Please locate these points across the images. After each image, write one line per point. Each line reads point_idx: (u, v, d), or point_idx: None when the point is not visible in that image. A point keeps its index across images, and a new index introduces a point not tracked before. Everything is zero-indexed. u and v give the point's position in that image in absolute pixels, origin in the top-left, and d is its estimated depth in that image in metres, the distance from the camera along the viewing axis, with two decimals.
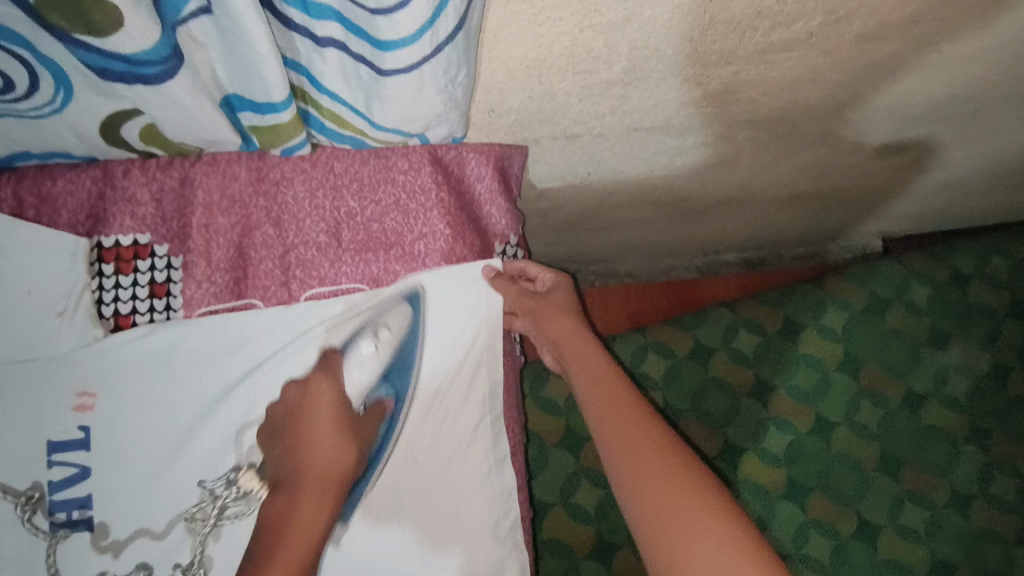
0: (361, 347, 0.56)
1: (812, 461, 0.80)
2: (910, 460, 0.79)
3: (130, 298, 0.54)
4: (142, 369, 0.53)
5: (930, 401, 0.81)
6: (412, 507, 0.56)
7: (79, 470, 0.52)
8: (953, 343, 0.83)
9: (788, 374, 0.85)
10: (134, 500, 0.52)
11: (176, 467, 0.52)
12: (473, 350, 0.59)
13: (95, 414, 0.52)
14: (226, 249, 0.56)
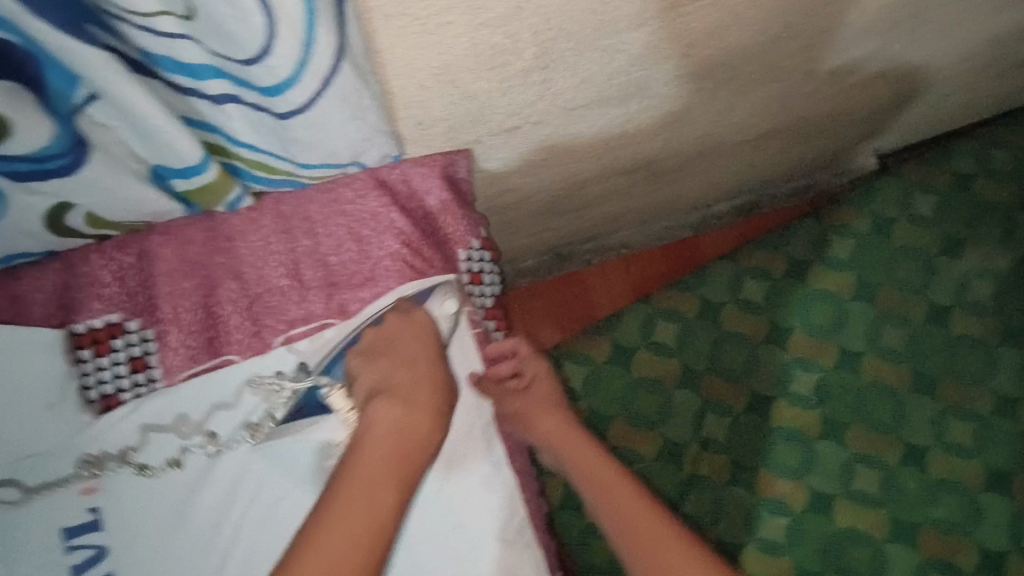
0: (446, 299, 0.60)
1: (842, 398, 0.88)
2: (943, 375, 0.86)
3: (113, 377, 0.56)
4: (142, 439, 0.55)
5: (956, 310, 0.88)
6: (422, 534, 0.57)
7: (97, 550, 0.53)
8: (967, 249, 0.91)
9: (803, 315, 0.94)
10: (194, 391, 0.56)
11: (185, 528, 0.54)
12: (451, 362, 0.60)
13: (101, 494, 0.54)
14: (195, 311, 0.57)
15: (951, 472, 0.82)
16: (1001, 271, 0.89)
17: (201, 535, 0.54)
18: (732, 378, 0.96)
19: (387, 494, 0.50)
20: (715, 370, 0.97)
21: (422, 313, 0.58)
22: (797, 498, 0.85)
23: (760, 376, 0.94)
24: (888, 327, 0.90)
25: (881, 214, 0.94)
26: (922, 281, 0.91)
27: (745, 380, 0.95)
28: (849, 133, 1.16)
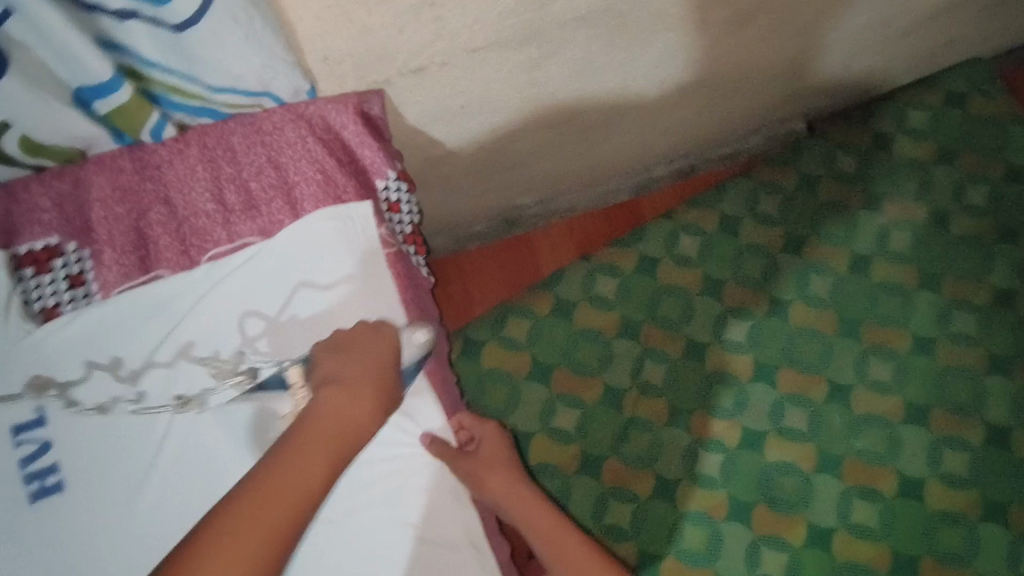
0: (415, 335, 0.63)
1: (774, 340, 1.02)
2: (866, 318, 1.02)
3: (53, 292, 0.62)
4: (94, 369, 0.61)
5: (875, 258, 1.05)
6: (361, 496, 0.66)
7: (41, 445, 0.60)
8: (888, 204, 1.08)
9: (738, 267, 1.08)
10: (135, 331, 0.62)
11: (123, 424, 0.61)
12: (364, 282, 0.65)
13: (44, 395, 0.60)
14: (127, 233, 0.63)
15: (872, 406, 0.97)
16: (919, 222, 1.07)
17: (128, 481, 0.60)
18: (670, 329, 1.05)
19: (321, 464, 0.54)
20: (655, 321, 1.06)
21: (391, 329, 0.62)
22: (733, 437, 0.97)
23: (696, 324, 1.05)
24: (814, 277, 1.05)
25: (806, 171, 1.13)
26: (845, 235, 1.08)
27: (684, 328, 1.05)
28: (769, 93, 1.24)
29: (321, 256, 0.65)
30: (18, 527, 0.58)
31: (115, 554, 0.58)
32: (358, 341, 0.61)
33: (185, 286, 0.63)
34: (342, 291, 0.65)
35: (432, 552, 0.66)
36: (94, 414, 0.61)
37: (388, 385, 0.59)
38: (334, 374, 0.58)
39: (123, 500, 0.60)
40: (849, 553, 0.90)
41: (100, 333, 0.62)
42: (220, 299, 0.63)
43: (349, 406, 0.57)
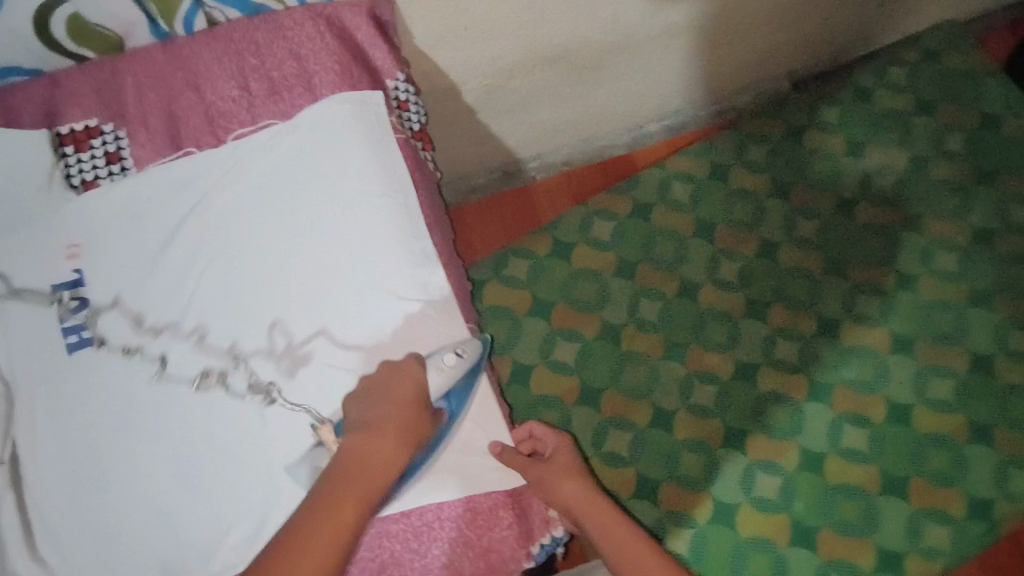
0: (445, 356, 0.63)
1: None
2: None
3: (92, 168, 0.67)
4: (116, 309, 0.65)
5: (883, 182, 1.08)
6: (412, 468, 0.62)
7: (80, 302, 0.65)
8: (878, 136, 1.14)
9: None
10: (158, 288, 0.66)
11: (151, 279, 0.66)
12: (385, 178, 0.69)
13: (83, 259, 0.66)
14: (160, 115, 0.69)
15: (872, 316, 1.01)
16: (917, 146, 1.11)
17: (148, 379, 0.63)
18: None
19: (351, 513, 0.57)
20: None
21: (413, 363, 0.62)
22: None
23: None
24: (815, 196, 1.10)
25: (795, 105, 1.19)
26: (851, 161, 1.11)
27: None
28: (753, 46, 1.32)
29: (336, 266, 0.66)
30: (60, 371, 0.64)
31: (123, 446, 0.62)
32: (387, 383, 0.61)
33: (204, 247, 0.67)
34: (338, 313, 0.66)
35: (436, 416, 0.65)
36: (104, 352, 0.64)
37: (414, 427, 0.61)
38: (364, 420, 0.60)
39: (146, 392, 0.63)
40: None
41: (133, 257, 0.66)
42: (241, 294, 0.66)
43: (375, 452, 0.59)
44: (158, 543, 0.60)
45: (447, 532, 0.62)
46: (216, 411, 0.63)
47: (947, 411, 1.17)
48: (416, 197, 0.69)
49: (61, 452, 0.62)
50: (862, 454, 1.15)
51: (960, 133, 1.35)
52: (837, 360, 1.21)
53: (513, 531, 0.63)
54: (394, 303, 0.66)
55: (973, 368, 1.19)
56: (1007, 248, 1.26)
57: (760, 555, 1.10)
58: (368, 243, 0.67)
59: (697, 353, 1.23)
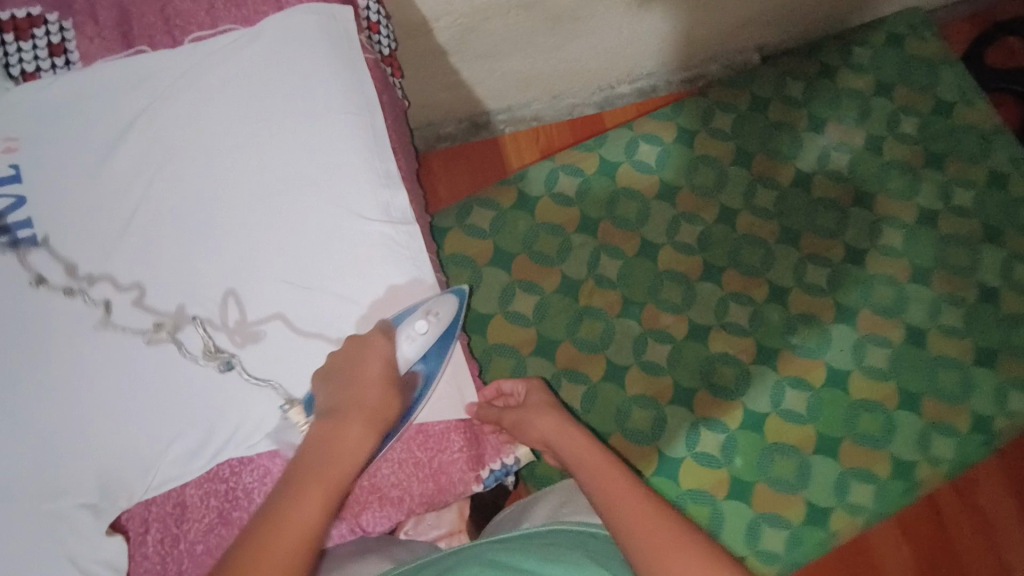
0: (415, 324, 0.60)
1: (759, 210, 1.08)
2: None
3: (33, 59, 0.63)
4: (56, 243, 0.61)
5: None
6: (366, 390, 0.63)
7: (16, 199, 0.61)
8: None
9: None
10: (102, 220, 0.62)
11: (94, 186, 0.62)
12: (351, 96, 0.66)
13: (20, 154, 0.61)
14: (110, 10, 0.64)
15: None
16: None
17: (93, 283, 0.61)
18: None
19: (314, 509, 0.51)
20: None
21: (381, 339, 0.59)
22: None
23: None
24: None
25: None
26: None
27: None
28: (730, 13, 1.32)
29: (295, 180, 0.64)
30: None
31: (53, 405, 0.58)
32: (354, 360, 0.58)
33: (155, 154, 0.63)
34: (296, 230, 0.63)
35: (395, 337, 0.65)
36: (41, 290, 0.60)
37: (384, 411, 0.57)
38: (330, 405, 0.57)
39: (87, 294, 0.60)
40: None
41: (78, 157, 0.62)
42: (188, 245, 0.62)
43: (344, 436, 0.55)
44: (91, 453, 0.57)
45: (399, 455, 0.62)
46: (168, 320, 0.61)
47: (881, 378, 1.23)
48: (383, 119, 0.68)
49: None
50: (801, 415, 1.20)
51: (915, 116, 1.40)
52: (785, 327, 1.25)
53: (463, 456, 0.64)
54: (354, 221, 0.64)
55: (908, 340, 1.25)
56: (948, 229, 1.32)
57: (698, 506, 1.16)
58: (332, 162, 0.65)
59: (654, 311, 1.25)
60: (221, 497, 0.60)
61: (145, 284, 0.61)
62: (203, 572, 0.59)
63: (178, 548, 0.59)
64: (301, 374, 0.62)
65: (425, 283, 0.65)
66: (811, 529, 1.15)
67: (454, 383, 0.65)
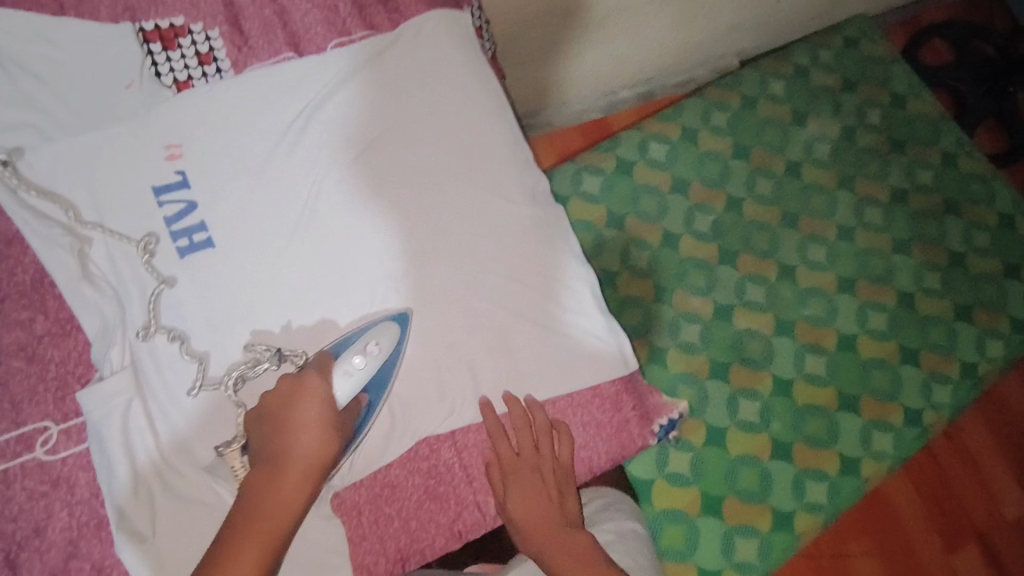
0: (351, 358, 0.59)
1: (789, 198, 1.03)
2: (857, 176, 1.06)
3: (184, 68, 0.65)
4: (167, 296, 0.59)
5: (858, 130, 1.09)
6: (512, 371, 0.65)
7: (187, 204, 0.61)
8: (858, 85, 1.12)
9: (696, 165, 1.04)
10: (251, 248, 0.61)
11: (260, 196, 0.63)
12: (486, 96, 0.71)
13: (184, 160, 0.62)
14: (254, 21, 0.67)
15: (872, 242, 1.02)
16: (884, 102, 1.11)
17: (282, 289, 0.61)
18: (648, 222, 1.00)
19: (253, 562, 0.49)
20: (636, 213, 1.01)
21: (316, 382, 0.56)
22: (706, 311, 0.96)
23: (670, 218, 1.01)
24: (816, 145, 1.07)
25: (801, 61, 1.13)
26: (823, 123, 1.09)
27: (661, 221, 1.01)
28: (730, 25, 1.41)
29: (456, 174, 0.67)
30: (143, 280, 0.60)
31: (215, 425, 0.58)
32: (285, 410, 0.54)
33: (316, 158, 0.65)
34: (455, 219, 0.66)
35: (546, 308, 0.67)
36: (149, 343, 0.59)
37: (327, 450, 0.54)
38: (265, 453, 0.54)
39: (278, 301, 0.61)
40: (806, 396, 0.94)
41: (248, 164, 0.63)
42: (343, 257, 0.63)
43: (279, 491, 0.52)
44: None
45: (583, 420, 0.68)
46: (359, 316, 0.63)
47: (886, 337, 0.98)
48: (512, 116, 0.73)
49: (166, 358, 0.58)
50: (826, 380, 0.95)
51: (880, 109, 1.10)
52: (794, 300, 0.98)
53: (635, 414, 0.70)
54: (508, 205, 0.68)
55: (1014, 329, 0.99)
56: (971, 219, 1.04)
57: (674, 527, 0.88)
58: (481, 157, 0.69)
59: (683, 298, 0.97)
60: (424, 473, 0.64)
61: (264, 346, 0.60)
62: (422, 543, 0.63)
63: (394, 525, 0.63)
64: (485, 355, 0.64)
65: (578, 258, 0.71)
66: (848, 484, 0.91)
67: (618, 345, 0.70)
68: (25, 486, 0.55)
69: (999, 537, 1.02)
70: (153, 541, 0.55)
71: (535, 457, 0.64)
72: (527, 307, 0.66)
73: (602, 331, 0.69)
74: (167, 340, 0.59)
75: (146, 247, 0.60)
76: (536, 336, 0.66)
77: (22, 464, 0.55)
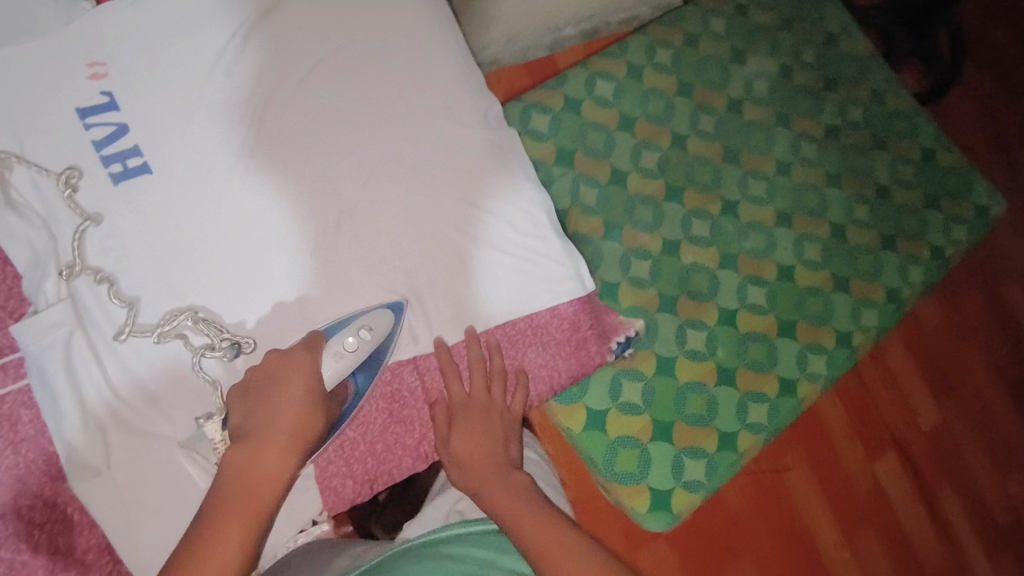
0: (344, 339, 0.57)
1: (732, 133, 1.04)
2: (794, 113, 1.07)
3: None
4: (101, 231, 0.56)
5: (795, 70, 1.09)
6: (473, 298, 0.65)
7: (117, 127, 0.57)
8: (795, 24, 1.11)
9: (644, 105, 1.02)
10: (189, 174, 0.58)
11: (197, 119, 0.59)
12: (434, 14, 0.69)
13: (110, 79, 0.58)
14: None
15: (803, 177, 1.05)
16: (817, 42, 1.11)
17: (226, 219, 0.58)
18: (596, 158, 1.00)
19: (232, 539, 0.46)
20: (583, 150, 1.00)
21: (303, 355, 0.55)
22: (654, 245, 0.98)
23: (618, 154, 1.00)
24: (754, 81, 1.07)
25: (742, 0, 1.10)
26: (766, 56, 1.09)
27: (609, 156, 1.00)
28: None
29: (408, 96, 0.65)
30: (64, 218, 0.56)
31: (163, 362, 0.56)
32: (273, 377, 0.54)
33: (258, 79, 0.61)
34: (408, 144, 0.64)
35: (504, 233, 0.66)
36: (76, 283, 0.55)
37: (312, 421, 0.53)
38: (245, 427, 0.52)
39: (224, 233, 0.58)
40: (748, 323, 0.98)
41: (183, 84, 0.59)
42: (292, 184, 0.60)
43: (259, 460, 0.50)
44: (265, 359, 0.58)
45: (543, 340, 0.69)
46: (309, 243, 0.60)
47: (820, 266, 1.02)
48: (463, 38, 0.71)
49: (93, 301, 0.55)
50: (766, 309, 0.99)
51: (813, 48, 1.11)
52: (737, 231, 1.01)
53: (592, 332, 0.71)
54: (462, 128, 0.66)
55: (931, 254, 1.06)
56: (894, 154, 1.09)
57: (628, 452, 0.91)
58: (432, 78, 0.66)
59: (632, 234, 0.98)
60: (387, 398, 0.64)
61: (212, 278, 0.57)
62: (388, 466, 0.63)
63: (358, 450, 0.62)
64: (445, 280, 0.64)
65: (535, 182, 0.70)
66: (786, 403, 0.97)
67: (576, 269, 0.70)
68: None
69: (911, 442, 1.09)
70: (107, 474, 0.54)
71: (485, 402, 0.65)
72: (486, 233, 0.66)
73: (561, 255, 0.68)
74: (96, 280, 0.55)
75: (68, 181, 0.55)
76: (496, 262, 0.66)
77: None
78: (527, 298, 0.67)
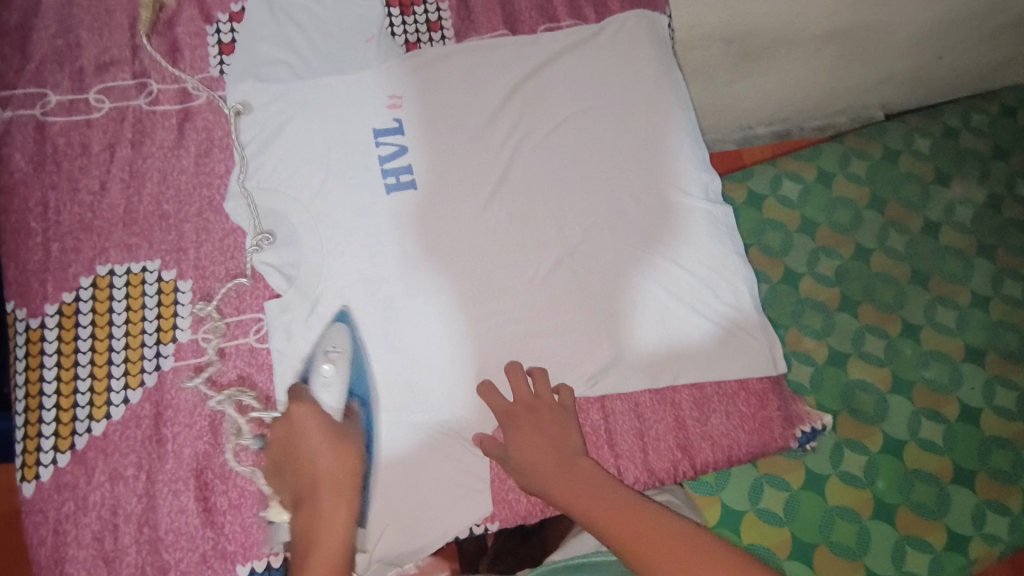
0: (322, 369, 0.63)
1: (923, 256, 0.92)
2: (1001, 246, 0.92)
3: (415, 32, 0.75)
4: (364, 233, 0.65)
5: (1006, 200, 0.94)
6: (666, 353, 0.68)
7: (399, 148, 0.68)
8: (1013, 154, 0.96)
9: (828, 211, 0.95)
10: (445, 194, 0.67)
11: (460, 151, 0.69)
12: (675, 92, 0.75)
13: (402, 109, 0.69)
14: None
15: (1007, 315, 0.88)
16: None
17: (464, 239, 0.66)
18: (770, 256, 0.94)
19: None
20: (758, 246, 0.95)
21: (298, 409, 0.62)
22: (819, 354, 0.89)
23: (794, 255, 0.94)
24: (958, 206, 0.94)
25: (951, 124, 0.98)
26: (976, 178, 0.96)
27: (784, 256, 0.94)
28: None
29: (638, 159, 0.71)
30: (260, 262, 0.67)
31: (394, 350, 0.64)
32: (296, 433, 0.62)
33: (520, 127, 0.71)
34: (632, 203, 0.70)
35: (704, 296, 0.69)
36: (330, 275, 0.65)
37: (345, 470, 0.60)
38: (302, 490, 0.60)
39: (462, 251, 0.66)
40: (918, 462, 0.83)
41: (456, 121, 0.70)
42: (529, 221, 0.68)
43: (324, 511, 0.59)
44: (466, 362, 0.65)
45: (728, 410, 0.71)
46: (529, 270, 0.67)
47: (1016, 417, 0.84)
48: (694, 116, 0.77)
49: (340, 291, 0.65)
50: (942, 450, 0.83)
51: None
52: (914, 359, 0.87)
53: (779, 415, 0.72)
54: (682, 196, 0.72)
55: None
56: None
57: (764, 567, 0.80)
58: (664, 147, 0.72)
59: (797, 338, 0.90)
60: None
61: (445, 287, 0.65)
62: None
63: None
64: (646, 331, 0.68)
65: (741, 256, 0.73)
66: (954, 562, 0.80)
67: (771, 349, 0.72)
68: (237, 364, 0.65)
69: None
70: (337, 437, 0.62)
71: (536, 419, 0.64)
72: (688, 294, 0.69)
73: (756, 329, 0.71)
74: (351, 273, 0.65)
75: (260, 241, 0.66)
76: (694, 324, 0.68)
77: (238, 345, 0.66)
78: (718, 365, 0.69)
